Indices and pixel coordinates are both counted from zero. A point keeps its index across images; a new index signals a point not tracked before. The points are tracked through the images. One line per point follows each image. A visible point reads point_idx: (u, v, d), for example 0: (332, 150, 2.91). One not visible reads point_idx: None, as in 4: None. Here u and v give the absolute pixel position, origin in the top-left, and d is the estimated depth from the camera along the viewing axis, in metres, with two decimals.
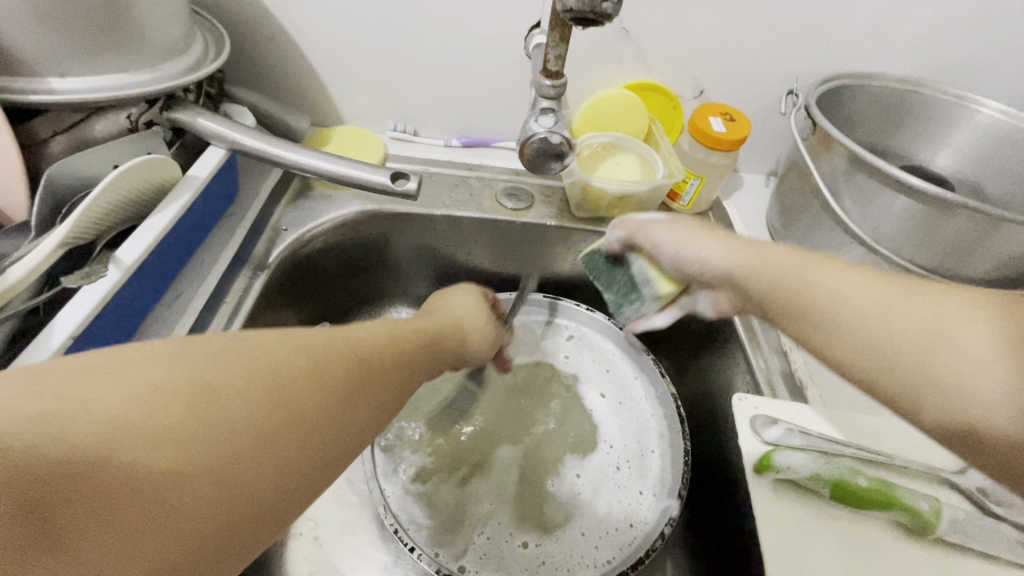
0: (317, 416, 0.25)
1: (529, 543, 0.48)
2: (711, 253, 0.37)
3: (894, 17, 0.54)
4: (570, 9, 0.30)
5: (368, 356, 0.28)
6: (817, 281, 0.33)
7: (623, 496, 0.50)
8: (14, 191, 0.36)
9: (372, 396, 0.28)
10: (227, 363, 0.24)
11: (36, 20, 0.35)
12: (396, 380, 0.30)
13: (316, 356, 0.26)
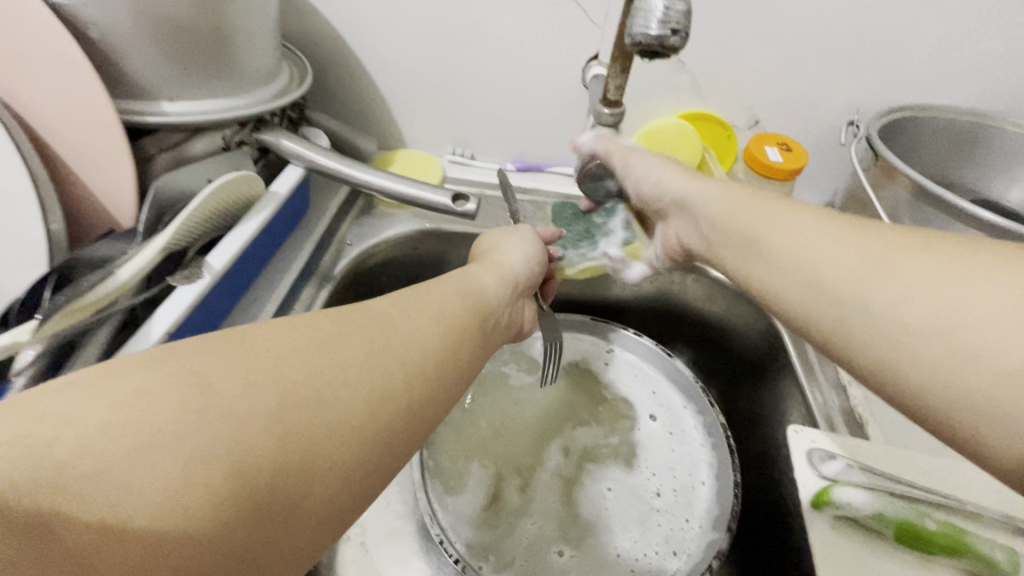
0: (334, 385, 0.24)
1: (563, 552, 0.48)
2: (674, 180, 0.43)
3: (962, 51, 0.53)
4: (637, 43, 0.31)
5: (389, 326, 0.28)
6: (770, 213, 0.34)
7: (661, 520, 0.49)
8: (124, 201, 0.40)
9: (393, 359, 0.27)
10: (226, 351, 0.23)
11: (155, 52, 0.39)
12: (432, 346, 0.29)
13: (317, 333, 0.26)
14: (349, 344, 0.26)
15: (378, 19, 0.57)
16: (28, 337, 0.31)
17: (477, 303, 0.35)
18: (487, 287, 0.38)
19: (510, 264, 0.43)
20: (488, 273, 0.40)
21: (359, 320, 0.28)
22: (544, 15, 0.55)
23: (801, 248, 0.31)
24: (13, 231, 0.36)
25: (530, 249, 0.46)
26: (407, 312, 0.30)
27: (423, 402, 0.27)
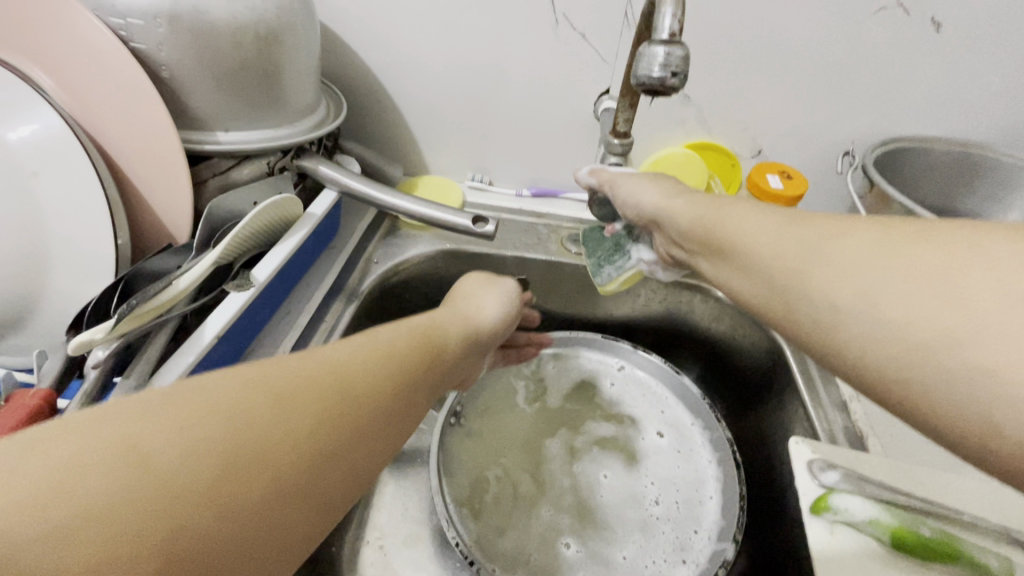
0: (285, 448, 0.22)
1: (571, 544, 0.50)
2: (642, 193, 0.44)
3: (954, 86, 0.56)
4: (642, 83, 0.34)
5: (347, 377, 0.26)
6: (728, 223, 0.35)
7: (665, 529, 0.51)
8: (181, 220, 0.44)
9: (352, 416, 0.25)
10: (171, 411, 0.21)
11: (215, 89, 0.44)
12: (388, 402, 0.27)
13: (272, 386, 0.24)
14: (305, 398, 0.24)
15: (407, 58, 0.62)
16: (102, 336, 0.34)
17: (438, 348, 0.34)
18: (450, 331, 0.37)
19: (479, 313, 0.43)
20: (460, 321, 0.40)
21: (317, 370, 0.26)
22: (559, 54, 0.60)
23: (767, 247, 0.32)
24: (88, 244, 0.40)
25: (502, 304, 0.46)
26: (366, 362, 0.28)
27: (371, 461, 0.26)
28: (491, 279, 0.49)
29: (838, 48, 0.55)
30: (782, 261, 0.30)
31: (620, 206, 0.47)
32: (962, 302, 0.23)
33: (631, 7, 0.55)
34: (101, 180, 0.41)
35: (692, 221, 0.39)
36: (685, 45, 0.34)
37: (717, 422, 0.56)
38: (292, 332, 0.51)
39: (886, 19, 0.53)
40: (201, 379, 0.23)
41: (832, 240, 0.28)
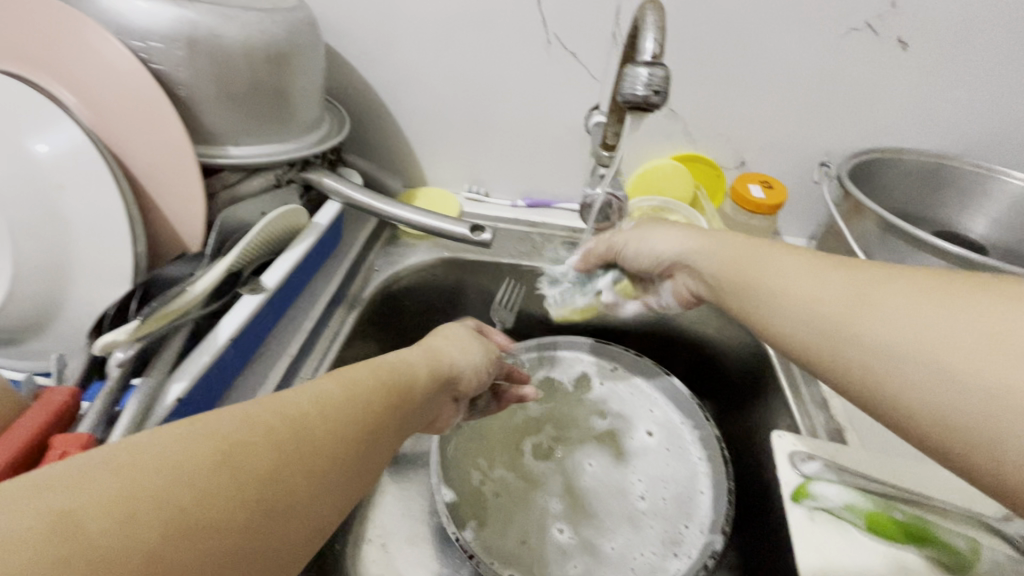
0: (240, 501, 0.22)
1: (563, 531, 0.53)
2: (667, 241, 0.45)
3: (922, 101, 0.60)
4: (627, 101, 0.37)
5: (297, 428, 0.26)
6: (760, 276, 0.36)
7: (653, 523, 0.53)
8: (194, 231, 0.47)
9: (308, 463, 0.25)
10: (106, 478, 0.20)
11: (228, 107, 0.47)
12: (339, 451, 0.27)
13: (227, 437, 0.23)
14: (258, 449, 0.24)
15: (407, 76, 0.65)
16: (125, 337, 0.36)
17: (396, 392, 0.34)
18: (415, 371, 0.38)
19: (444, 358, 0.43)
20: (421, 359, 0.40)
21: (270, 420, 0.25)
22: (552, 71, 0.63)
23: (795, 289, 0.34)
24: (108, 252, 0.43)
25: (472, 351, 0.46)
26: (318, 411, 0.27)
27: (320, 513, 0.25)
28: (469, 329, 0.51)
29: (813, 66, 0.59)
30: (806, 303, 0.33)
31: (644, 252, 0.48)
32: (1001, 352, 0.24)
33: (618, 28, 0.59)
34: (121, 193, 0.43)
35: (717, 265, 0.40)
36: (666, 66, 0.37)
37: (706, 420, 0.58)
38: (297, 337, 0.53)
39: (856, 39, 0.57)
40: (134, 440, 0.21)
41: (875, 289, 0.30)
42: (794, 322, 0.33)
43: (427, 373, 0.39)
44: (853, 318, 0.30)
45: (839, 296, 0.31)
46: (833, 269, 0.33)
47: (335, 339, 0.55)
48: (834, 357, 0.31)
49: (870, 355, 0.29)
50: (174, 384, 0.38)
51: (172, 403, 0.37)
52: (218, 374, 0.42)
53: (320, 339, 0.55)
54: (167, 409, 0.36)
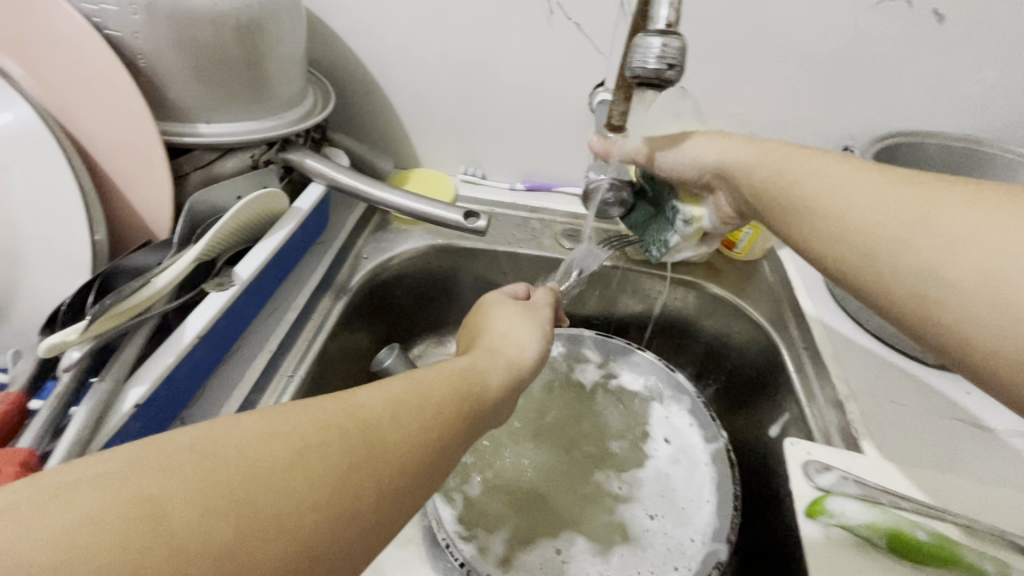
0: (308, 503, 0.21)
1: (561, 551, 0.49)
2: (706, 151, 0.45)
3: (955, 79, 0.55)
4: (637, 76, 0.33)
5: (368, 430, 0.24)
6: (801, 177, 0.38)
7: (653, 529, 0.50)
8: (161, 217, 0.43)
9: (378, 470, 0.24)
10: (193, 467, 0.20)
11: (196, 78, 0.42)
12: (412, 456, 0.25)
13: (308, 433, 0.23)
14: (332, 449, 0.23)
15: (397, 48, 0.61)
16: (75, 338, 0.32)
17: (470, 392, 0.30)
18: (490, 373, 0.33)
19: (516, 355, 0.36)
20: (497, 358, 0.35)
21: (346, 421, 0.24)
22: (554, 45, 0.58)
23: (828, 193, 0.35)
24: (64, 239, 0.39)
25: (539, 338, 0.39)
26: (390, 414, 0.26)
27: (387, 521, 0.24)
28: (521, 305, 0.42)
29: (838, 39, 0.54)
30: (825, 207, 0.35)
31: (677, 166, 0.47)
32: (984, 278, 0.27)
33: None
34: (77, 175, 0.39)
35: (762, 170, 0.40)
36: (682, 36, 0.32)
37: (713, 421, 0.54)
38: (278, 331, 0.50)
39: (887, 11, 0.52)
40: (224, 426, 0.22)
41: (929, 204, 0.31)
42: (814, 226, 0.36)
43: (505, 372, 0.34)
44: (868, 214, 0.33)
45: (864, 197, 0.34)
46: (862, 172, 0.35)
47: (320, 332, 0.52)
48: (829, 252, 0.35)
49: (881, 243, 0.32)
50: (132, 389, 0.34)
51: (129, 411, 0.33)
52: (187, 374, 0.39)
53: (303, 331, 0.51)
54: (124, 416, 0.33)
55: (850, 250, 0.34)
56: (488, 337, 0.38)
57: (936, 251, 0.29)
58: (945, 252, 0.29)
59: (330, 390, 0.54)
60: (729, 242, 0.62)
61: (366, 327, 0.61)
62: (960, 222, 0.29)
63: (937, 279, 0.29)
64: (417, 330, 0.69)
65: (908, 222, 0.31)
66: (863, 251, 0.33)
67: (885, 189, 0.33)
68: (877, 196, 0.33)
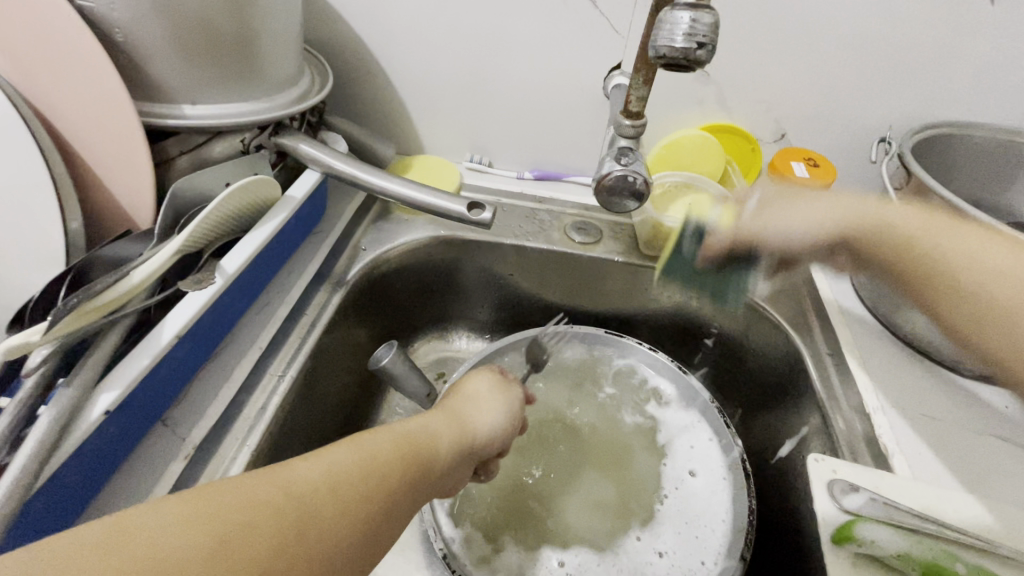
0: None
1: (564, 564, 0.47)
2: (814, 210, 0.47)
3: (1008, 62, 0.50)
4: (661, 56, 0.29)
5: (301, 502, 0.24)
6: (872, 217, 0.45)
7: (656, 563, 0.46)
8: (142, 204, 0.40)
9: (309, 551, 0.24)
10: (105, 560, 0.20)
11: (178, 54, 0.39)
12: (348, 530, 0.25)
13: (236, 516, 0.22)
14: (259, 534, 0.22)
15: (399, 25, 0.57)
16: (38, 338, 0.30)
17: (418, 463, 0.30)
18: (444, 440, 0.33)
19: (473, 420, 0.37)
20: (452, 424, 0.35)
21: (279, 501, 0.24)
22: (568, 23, 0.54)
23: (944, 238, 0.41)
24: (36, 227, 0.36)
25: (504, 411, 0.39)
26: (325, 490, 0.25)
27: None
28: (497, 378, 0.42)
29: (878, 19, 0.49)
30: (937, 248, 0.41)
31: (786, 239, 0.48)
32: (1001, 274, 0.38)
33: None
34: (48, 160, 0.36)
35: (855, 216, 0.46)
36: (715, 11, 0.29)
37: (726, 427, 0.52)
38: (269, 326, 0.47)
39: None
40: (143, 510, 0.21)
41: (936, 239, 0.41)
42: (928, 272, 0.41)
43: (460, 441, 0.34)
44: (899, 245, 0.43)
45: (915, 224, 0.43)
46: (903, 211, 0.44)
47: (314, 327, 0.49)
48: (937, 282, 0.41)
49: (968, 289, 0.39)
50: (104, 393, 0.31)
51: (98, 418, 0.30)
52: (167, 376, 0.36)
53: (296, 327, 0.48)
54: (93, 425, 0.30)
55: (955, 293, 0.40)
56: (453, 404, 0.38)
57: (997, 274, 0.38)
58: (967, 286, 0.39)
59: (325, 389, 0.51)
60: None
61: (365, 321, 0.58)
62: (981, 254, 0.39)
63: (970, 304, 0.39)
64: (419, 325, 0.66)
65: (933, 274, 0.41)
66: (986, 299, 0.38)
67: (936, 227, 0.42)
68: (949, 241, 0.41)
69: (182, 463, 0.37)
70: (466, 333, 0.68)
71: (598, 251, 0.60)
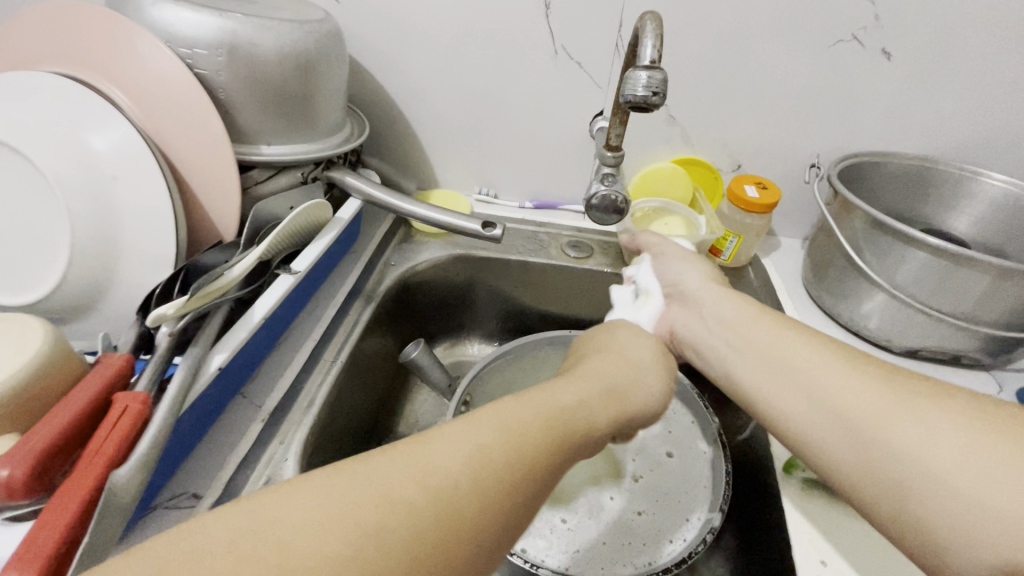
0: (422, 528, 0.25)
1: (567, 520, 0.55)
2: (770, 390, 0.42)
3: (906, 106, 0.64)
4: (629, 101, 0.41)
5: (447, 499, 0.26)
6: (841, 421, 0.37)
7: (635, 521, 0.55)
8: (229, 221, 0.50)
9: (477, 500, 0.27)
10: (321, 499, 0.25)
11: (262, 107, 0.51)
12: (506, 489, 0.28)
13: (414, 477, 0.27)
14: (424, 490, 0.26)
15: (421, 85, 0.70)
16: (173, 312, 0.39)
17: (563, 425, 0.32)
18: (585, 399, 0.35)
19: (619, 382, 0.39)
20: (593, 387, 0.37)
21: (447, 461, 0.28)
22: (558, 80, 0.67)
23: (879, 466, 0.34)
24: (154, 237, 0.46)
25: (649, 368, 0.43)
26: (477, 455, 0.28)
27: (490, 550, 0.27)
28: (635, 333, 0.47)
29: (801, 74, 0.63)
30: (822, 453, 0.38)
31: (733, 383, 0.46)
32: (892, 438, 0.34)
33: (620, 39, 0.63)
34: (168, 188, 0.46)
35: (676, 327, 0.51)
36: (664, 70, 0.41)
37: (703, 407, 0.61)
38: (321, 323, 0.57)
39: (842, 50, 0.61)
40: (346, 469, 0.27)
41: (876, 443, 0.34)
42: (816, 400, 0.39)
43: (615, 410, 0.37)
44: (834, 436, 0.37)
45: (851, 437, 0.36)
46: (818, 365, 0.40)
47: (356, 325, 0.59)
48: (841, 462, 0.36)
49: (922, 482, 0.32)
50: (214, 356, 0.41)
51: (214, 372, 0.40)
52: (249, 353, 0.46)
53: (342, 325, 0.58)
54: (209, 378, 0.40)
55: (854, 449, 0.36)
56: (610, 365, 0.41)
57: (860, 426, 0.36)
58: (917, 455, 0.32)
59: (364, 380, 0.60)
60: (716, 251, 0.70)
61: (395, 326, 0.68)
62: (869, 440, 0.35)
63: (931, 503, 0.31)
64: (437, 333, 0.76)
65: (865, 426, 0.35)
66: (825, 434, 0.37)
67: (800, 359, 0.41)
68: (859, 389, 0.37)
69: (260, 425, 0.46)
70: (478, 341, 0.78)
71: (590, 264, 0.71)
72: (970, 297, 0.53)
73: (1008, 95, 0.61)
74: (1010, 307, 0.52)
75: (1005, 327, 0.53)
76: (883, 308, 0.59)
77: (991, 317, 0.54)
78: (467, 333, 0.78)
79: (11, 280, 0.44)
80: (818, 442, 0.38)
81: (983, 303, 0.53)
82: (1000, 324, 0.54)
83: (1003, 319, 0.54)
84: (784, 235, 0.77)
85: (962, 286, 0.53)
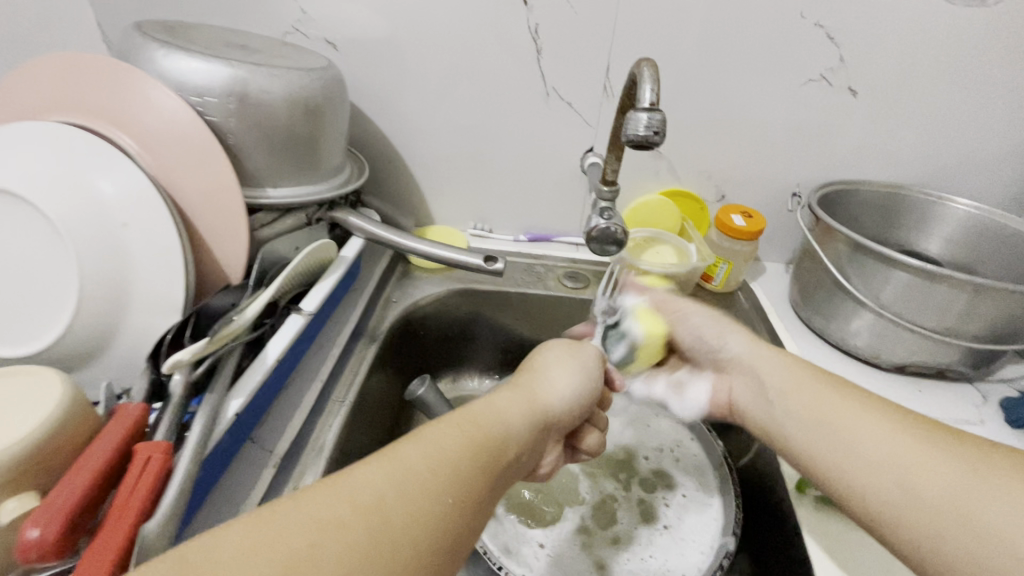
0: (349, 555, 0.24)
1: (543, 544, 0.56)
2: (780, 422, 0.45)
3: (874, 138, 0.69)
4: (632, 139, 0.44)
5: (379, 525, 0.26)
6: (879, 462, 0.36)
7: (631, 558, 0.54)
8: (237, 263, 0.50)
9: (406, 525, 0.27)
10: (247, 531, 0.24)
11: (270, 152, 0.52)
12: (436, 510, 0.28)
13: (342, 504, 0.26)
14: (352, 515, 0.26)
15: (419, 125, 0.72)
16: (190, 356, 0.39)
17: (488, 448, 0.34)
18: (509, 419, 0.37)
19: (540, 398, 0.41)
20: (516, 406, 0.39)
21: (376, 486, 0.28)
22: (551, 120, 0.70)
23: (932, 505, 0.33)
24: (165, 281, 0.45)
25: (581, 381, 0.45)
26: (404, 476, 0.29)
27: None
28: (574, 347, 0.48)
29: (777, 110, 0.67)
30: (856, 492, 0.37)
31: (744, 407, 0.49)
32: (941, 472, 0.34)
33: (608, 82, 0.67)
34: (178, 233, 0.46)
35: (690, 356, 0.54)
36: (663, 111, 0.43)
37: (708, 431, 0.62)
38: (327, 362, 0.57)
39: (813, 89, 0.66)
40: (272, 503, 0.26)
41: (927, 484, 0.34)
42: (825, 446, 0.40)
43: (533, 426, 0.39)
44: (892, 505, 0.34)
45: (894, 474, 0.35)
46: (816, 394, 0.43)
47: (362, 363, 0.59)
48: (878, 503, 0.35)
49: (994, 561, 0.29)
50: (231, 402, 0.41)
51: (231, 418, 0.40)
52: (258, 397, 0.45)
53: (349, 363, 0.58)
54: (226, 424, 0.39)
55: (936, 536, 0.32)
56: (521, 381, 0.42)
57: (898, 465, 0.35)
58: (972, 525, 0.31)
59: (371, 419, 0.59)
60: (707, 277, 0.73)
61: (398, 364, 0.68)
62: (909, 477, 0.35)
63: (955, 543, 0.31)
64: (438, 369, 0.76)
65: (935, 510, 0.33)
66: (857, 465, 0.37)
67: (814, 388, 0.43)
68: (874, 434, 0.38)
69: (272, 470, 0.45)
70: (478, 375, 0.78)
71: (587, 293, 0.73)
72: (950, 312, 0.56)
73: (964, 126, 0.67)
74: (987, 321, 0.56)
75: (984, 340, 0.56)
76: (870, 325, 0.62)
77: (971, 331, 0.57)
78: (467, 368, 0.78)
79: (19, 330, 0.44)
80: (886, 521, 0.35)
81: (962, 318, 0.56)
82: (980, 337, 0.57)
83: (982, 333, 0.57)
84: (768, 260, 0.81)
85: (942, 301, 0.56)
